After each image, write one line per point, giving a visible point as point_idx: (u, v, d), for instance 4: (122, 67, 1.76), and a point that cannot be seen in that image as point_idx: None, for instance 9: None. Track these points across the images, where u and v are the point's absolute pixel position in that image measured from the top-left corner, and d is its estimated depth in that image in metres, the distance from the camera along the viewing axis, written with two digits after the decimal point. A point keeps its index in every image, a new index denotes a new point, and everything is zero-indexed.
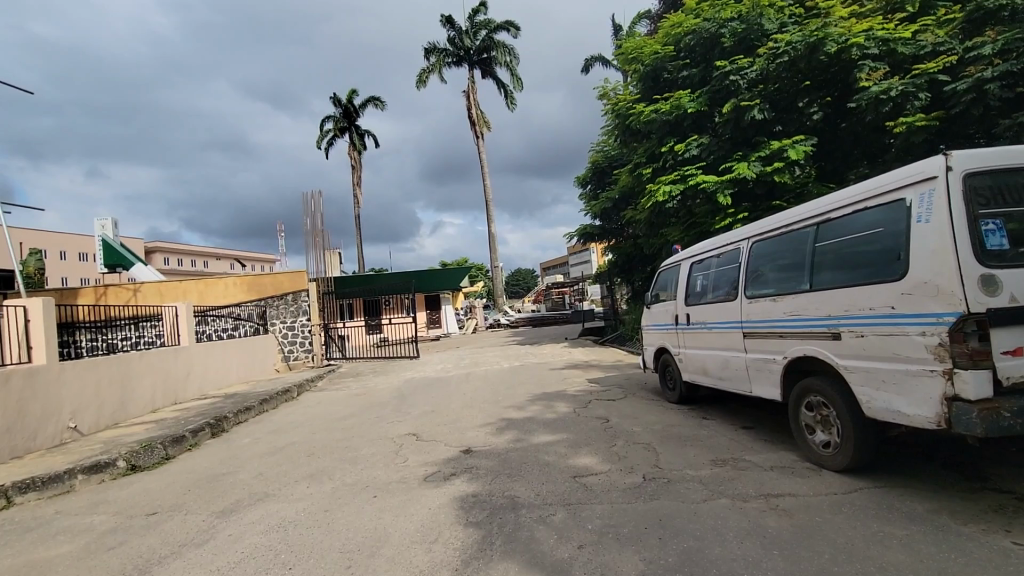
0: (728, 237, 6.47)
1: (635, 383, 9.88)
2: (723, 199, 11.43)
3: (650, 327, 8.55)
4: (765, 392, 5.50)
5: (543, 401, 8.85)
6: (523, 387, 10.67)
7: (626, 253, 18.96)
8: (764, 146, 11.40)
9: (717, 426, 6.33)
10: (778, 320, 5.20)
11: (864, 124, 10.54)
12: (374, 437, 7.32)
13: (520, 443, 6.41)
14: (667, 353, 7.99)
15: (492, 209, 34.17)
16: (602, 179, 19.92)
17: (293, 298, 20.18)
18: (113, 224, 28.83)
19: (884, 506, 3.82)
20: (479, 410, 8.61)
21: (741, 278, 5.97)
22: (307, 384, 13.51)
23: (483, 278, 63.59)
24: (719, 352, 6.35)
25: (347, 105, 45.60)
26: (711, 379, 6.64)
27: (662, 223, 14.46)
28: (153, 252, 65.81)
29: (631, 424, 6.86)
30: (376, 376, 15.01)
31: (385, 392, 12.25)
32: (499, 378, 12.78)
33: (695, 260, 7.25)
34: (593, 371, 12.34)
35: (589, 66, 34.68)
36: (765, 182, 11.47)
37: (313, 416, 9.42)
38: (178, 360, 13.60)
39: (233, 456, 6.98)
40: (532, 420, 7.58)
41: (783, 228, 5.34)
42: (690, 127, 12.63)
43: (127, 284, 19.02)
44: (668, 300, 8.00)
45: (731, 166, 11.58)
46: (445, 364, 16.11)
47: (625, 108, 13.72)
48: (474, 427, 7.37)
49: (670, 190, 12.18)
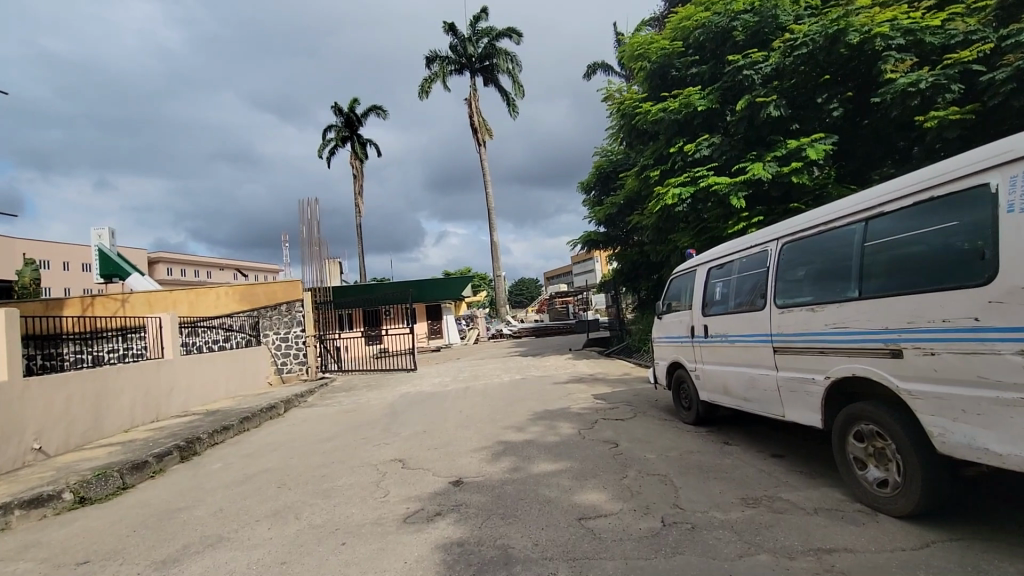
0: (751, 239, 5.74)
1: (645, 400, 9.09)
2: (737, 202, 10.72)
3: (662, 340, 7.81)
4: (801, 417, 4.76)
5: (545, 421, 8.06)
6: (523, 404, 9.91)
7: (632, 261, 18.21)
8: (780, 146, 10.70)
9: (742, 454, 5.55)
10: (817, 332, 4.45)
11: (889, 120, 9.86)
12: (355, 464, 6.55)
13: (518, 472, 5.65)
14: (682, 369, 7.24)
15: (494, 217, 33.57)
16: (607, 184, 19.26)
17: (286, 308, 19.55)
18: (111, 233, 28.40)
19: (970, 569, 3.05)
20: (474, 430, 7.85)
21: (769, 285, 5.23)
22: (296, 399, 12.77)
23: (486, 288, 62.96)
24: (744, 369, 5.60)
25: (348, 114, 45.30)
26: (734, 399, 5.90)
27: (670, 228, 13.73)
28: (154, 262, 65.35)
29: (644, 450, 6.09)
30: (370, 390, 14.23)
31: (376, 408, 11.46)
32: (499, 393, 11.98)
33: (712, 265, 6.52)
34: (598, 386, 11.54)
35: (592, 73, 34.29)
36: (782, 184, 10.76)
37: (295, 437, 8.67)
38: (161, 374, 12.89)
39: (197, 487, 6.22)
40: (532, 444, 6.82)
41: (819, 226, 4.61)
42: (700, 126, 11.93)
43: (116, 293, 18.27)
44: (682, 309, 7.25)
45: (745, 166, 10.86)
46: (443, 378, 15.32)
47: (631, 107, 13.01)
48: (467, 452, 6.60)
49: (679, 192, 11.47)
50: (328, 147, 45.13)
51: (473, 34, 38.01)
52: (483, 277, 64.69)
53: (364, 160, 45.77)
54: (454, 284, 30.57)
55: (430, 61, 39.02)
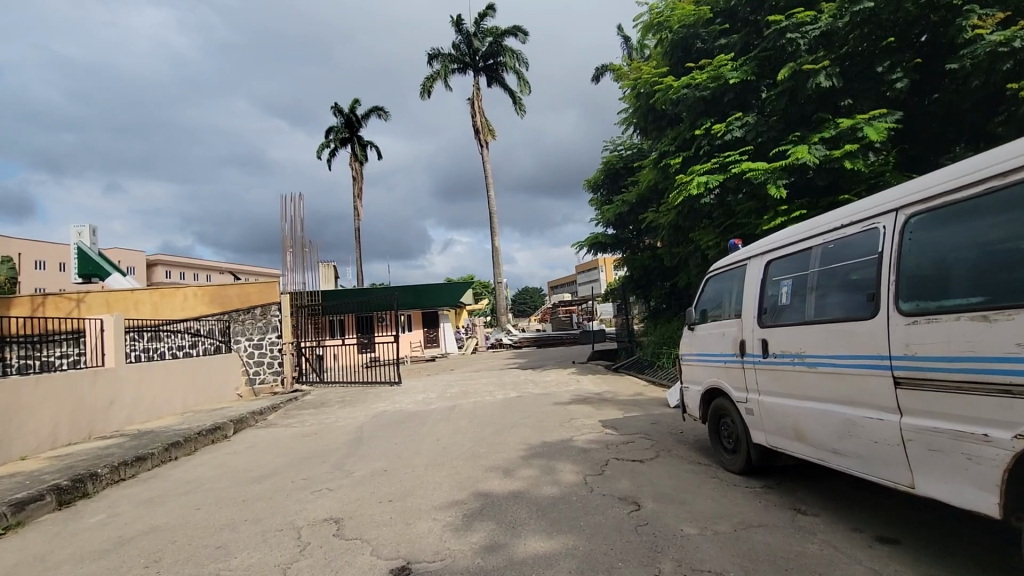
0: (840, 216, 3.95)
1: (667, 432, 7.23)
2: (776, 191, 8.93)
3: (693, 359, 5.99)
4: (951, 494, 2.92)
5: (541, 461, 6.21)
6: (516, 432, 8.07)
7: (643, 266, 16.62)
8: (829, 126, 8.93)
9: (833, 537, 3.68)
10: (997, 357, 2.66)
11: (966, 93, 8.16)
12: (272, 526, 4.70)
13: (495, 554, 3.81)
14: (723, 398, 5.41)
15: (496, 221, 31.81)
16: (617, 181, 17.47)
17: (261, 312, 17.75)
18: (91, 230, 26.47)
19: None
20: (447, 473, 6.02)
21: (883, 281, 3.40)
22: (253, 417, 10.93)
23: (488, 296, 61.37)
24: (837, 409, 3.75)
25: (348, 115, 43.93)
26: (815, 452, 4.05)
27: (690, 226, 11.98)
28: (152, 264, 63.70)
29: (679, 519, 4.22)
30: (344, 407, 12.40)
31: (342, 432, 9.61)
32: (490, 414, 10.13)
33: (774, 257, 4.70)
34: (608, 409, 9.66)
35: (601, 74, 32.74)
36: (829, 171, 8.98)
37: (222, 474, 6.85)
38: (98, 385, 11.10)
39: (40, 560, 4.37)
40: (519, 499, 4.99)
41: (992, 179, 2.81)
42: (731, 104, 10.14)
43: (70, 293, 16.68)
44: (724, 319, 5.44)
45: (786, 150, 9.08)
46: (430, 393, 13.49)
47: (648, 84, 11.26)
48: (429, 513, 4.74)
49: (705, 181, 9.69)
50: (326, 148, 43.54)
51: (478, 31, 36.45)
52: (485, 284, 62.91)
53: (364, 162, 44.23)
54: (451, 290, 28.79)
55: (432, 58, 37.60)
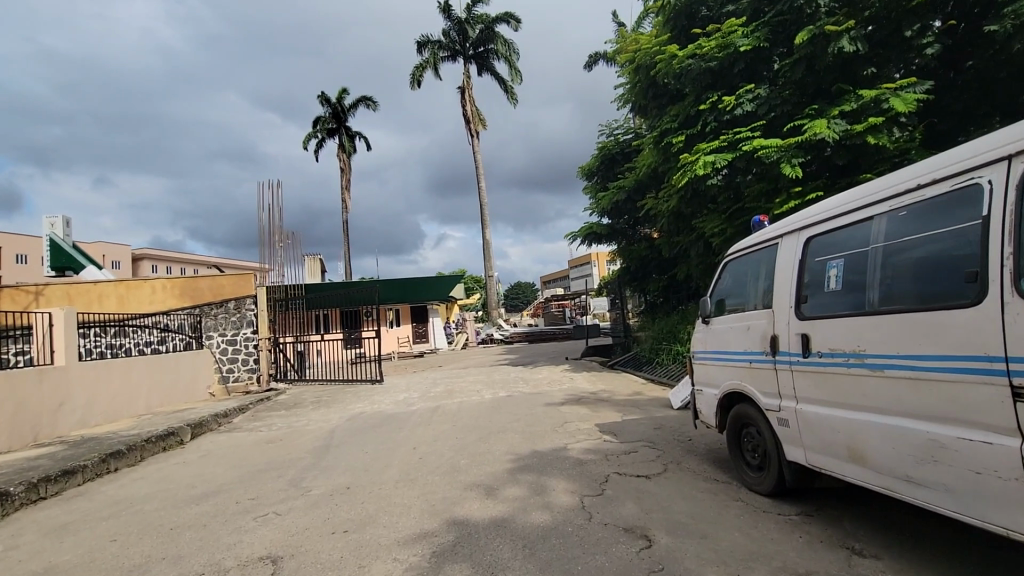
0: (917, 175, 3.07)
1: (674, 440, 6.37)
2: (792, 170, 8.04)
3: (707, 358, 5.10)
4: None
5: (529, 477, 5.32)
6: (502, 438, 7.16)
7: (640, 258, 15.74)
8: (850, 97, 8.06)
9: None
10: None
11: (1006, 59, 7.40)
12: (192, 568, 3.76)
13: None
14: (747, 404, 4.54)
15: (486, 213, 30.80)
16: (613, 167, 16.56)
17: (235, 306, 16.64)
18: (65, 222, 25.15)
19: None
20: (418, 493, 5.10)
21: (993, 257, 2.53)
22: (215, 421, 9.93)
23: (479, 290, 60.42)
24: (918, 426, 2.90)
25: (335, 105, 42.61)
26: (879, 479, 3.18)
27: (693, 213, 11.13)
28: (137, 259, 62.14)
29: (701, 561, 3.34)
30: (319, 407, 11.43)
31: (311, 438, 8.66)
32: (475, 416, 9.21)
33: (817, 232, 3.82)
34: (605, 411, 8.77)
35: (593, 62, 31.77)
36: (849, 149, 8.14)
37: (160, 491, 5.90)
38: (45, 386, 10.06)
39: None
40: (502, 529, 4.08)
41: None
42: (741, 75, 9.22)
43: (28, 285, 15.62)
44: (748, 309, 4.56)
45: (802, 124, 8.19)
46: (413, 392, 12.54)
47: (649, 55, 10.33)
48: (389, 550, 3.81)
49: (712, 160, 8.79)
50: (313, 139, 42.43)
51: (468, 18, 35.30)
52: (477, 279, 61.85)
53: (351, 154, 42.93)
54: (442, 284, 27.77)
55: (421, 46, 36.42)
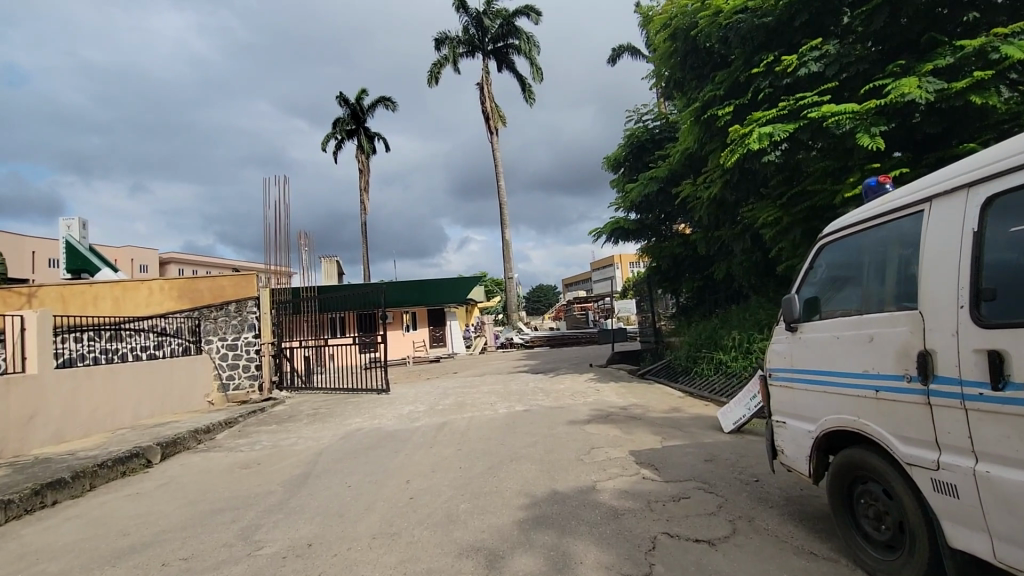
0: None
1: (736, 481, 4.89)
2: (872, 141, 6.49)
3: (797, 381, 3.65)
4: None
5: (546, 537, 3.93)
6: (514, 472, 5.76)
7: (672, 256, 14.15)
8: (945, 50, 6.51)
9: None
10: None
11: None
12: None
13: None
14: (868, 450, 3.08)
15: (506, 212, 29.43)
16: (642, 157, 15.08)
17: (236, 308, 15.83)
18: (82, 225, 24.65)
19: None
20: (395, 560, 3.74)
21: None
22: (193, 439, 8.76)
23: (500, 292, 59.21)
24: None
25: (353, 105, 41.72)
26: None
27: (740, 198, 9.59)
28: (164, 262, 62.56)
29: None
30: (313, 422, 10.20)
31: (293, 461, 7.39)
32: (485, 437, 7.83)
33: (1009, 186, 2.35)
34: (639, 434, 7.30)
35: (618, 55, 30.27)
36: (943, 114, 6.58)
37: (83, 540, 4.70)
38: (13, 398, 9.04)
39: None
40: None
41: None
42: (803, 29, 7.72)
43: (20, 286, 14.83)
44: (869, 311, 3.09)
45: (884, 84, 6.65)
46: (419, 405, 11.20)
47: (691, 15, 8.93)
48: None
49: (770, 130, 7.28)
50: (332, 140, 41.73)
51: (487, 12, 34.10)
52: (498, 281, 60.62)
53: (370, 154, 42.10)
54: (460, 287, 26.45)
55: (438, 44, 35.43)
